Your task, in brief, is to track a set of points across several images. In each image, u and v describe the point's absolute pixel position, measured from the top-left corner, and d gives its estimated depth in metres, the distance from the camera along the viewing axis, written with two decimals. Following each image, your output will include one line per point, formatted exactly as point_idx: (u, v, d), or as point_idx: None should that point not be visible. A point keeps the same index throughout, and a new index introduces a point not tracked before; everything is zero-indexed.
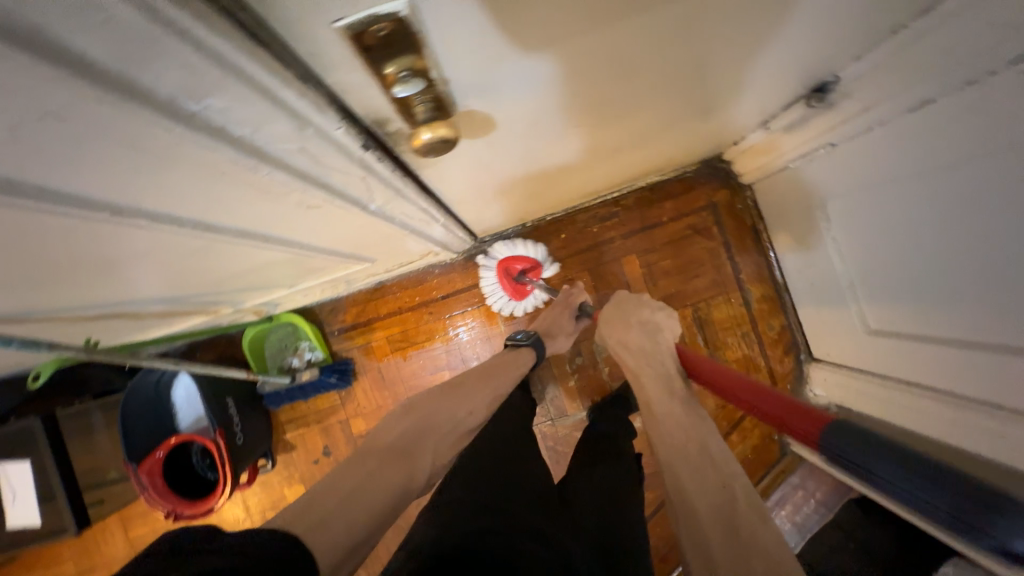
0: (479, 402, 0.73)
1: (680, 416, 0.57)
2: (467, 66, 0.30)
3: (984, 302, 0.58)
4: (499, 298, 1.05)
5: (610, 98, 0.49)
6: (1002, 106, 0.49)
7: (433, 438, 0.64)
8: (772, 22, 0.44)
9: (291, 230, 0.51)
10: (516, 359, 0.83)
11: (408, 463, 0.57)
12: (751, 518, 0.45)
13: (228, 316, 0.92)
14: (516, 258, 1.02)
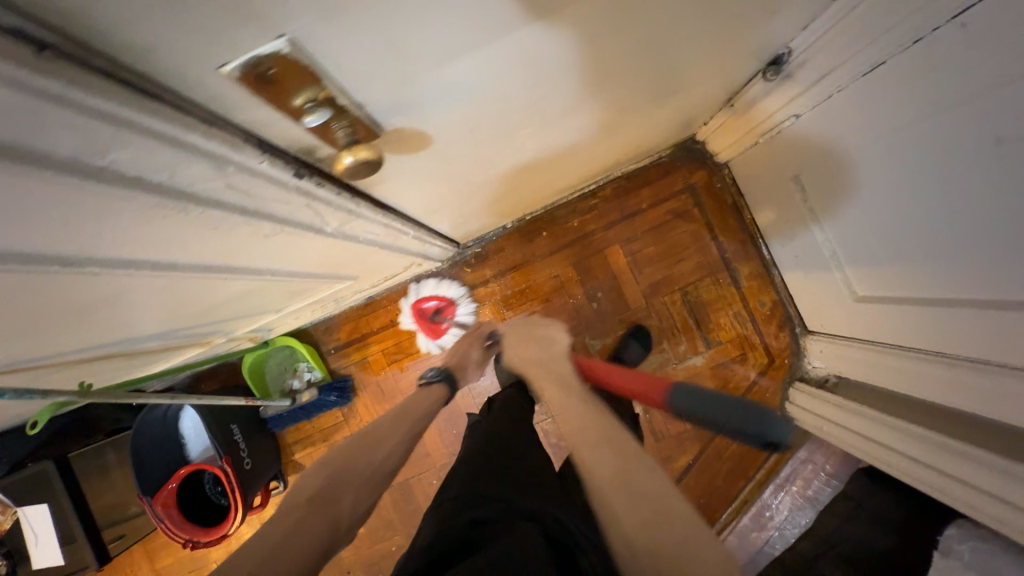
0: (398, 442, 0.67)
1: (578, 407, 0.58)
2: (380, 89, 0.31)
3: (964, 258, 0.57)
4: (419, 339, 1.10)
5: (549, 100, 0.50)
6: (951, 60, 0.49)
7: (354, 485, 0.60)
8: (696, 6, 0.44)
9: (256, 258, 0.52)
10: (422, 400, 0.75)
11: (330, 509, 0.56)
12: (635, 470, 0.50)
13: (224, 346, 0.94)
14: (426, 298, 1.08)
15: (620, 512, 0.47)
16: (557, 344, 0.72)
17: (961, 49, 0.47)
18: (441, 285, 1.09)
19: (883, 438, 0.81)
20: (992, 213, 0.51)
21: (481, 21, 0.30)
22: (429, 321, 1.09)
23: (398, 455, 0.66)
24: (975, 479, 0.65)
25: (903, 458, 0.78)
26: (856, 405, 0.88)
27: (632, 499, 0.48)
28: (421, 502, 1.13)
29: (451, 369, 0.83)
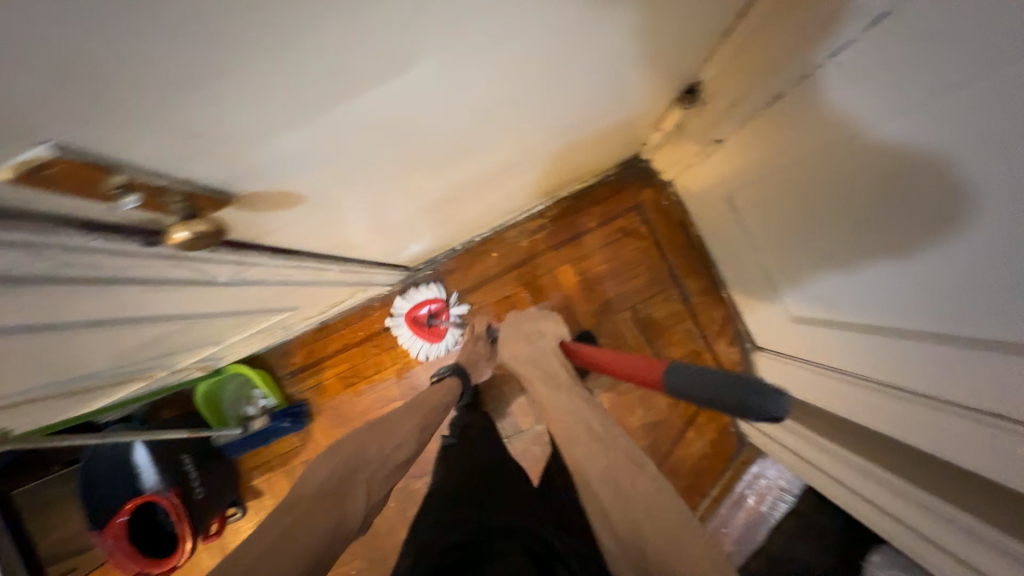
0: (408, 433, 0.71)
1: (565, 404, 0.61)
2: (209, 160, 0.32)
3: (871, 290, 0.57)
4: (419, 346, 1.09)
5: (440, 145, 0.51)
6: (833, 97, 0.51)
7: (368, 469, 0.62)
8: (570, 54, 0.46)
9: (159, 308, 0.52)
10: (435, 395, 0.82)
11: (346, 491, 0.56)
12: (628, 468, 0.50)
13: (170, 377, 0.95)
14: (419, 305, 1.09)
15: (609, 509, 0.48)
16: (544, 338, 0.76)
17: (854, 78, 0.47)
18: (432, 288, 1.09)
19: (813, 458, 0.81)
20: (889, 252, 0.51)
21: (306, 96, 0.31)
22: (427, 327, 1.09)
23: (407, 449, 0.70)
24: (900, 510, 0.64)
25: (836, 484, 0.78)
26: (780, 424, 0.88)
27: (622, 496, 0.48)
28: (380, 526, 1.13)
29: (461, 366, 0.92)
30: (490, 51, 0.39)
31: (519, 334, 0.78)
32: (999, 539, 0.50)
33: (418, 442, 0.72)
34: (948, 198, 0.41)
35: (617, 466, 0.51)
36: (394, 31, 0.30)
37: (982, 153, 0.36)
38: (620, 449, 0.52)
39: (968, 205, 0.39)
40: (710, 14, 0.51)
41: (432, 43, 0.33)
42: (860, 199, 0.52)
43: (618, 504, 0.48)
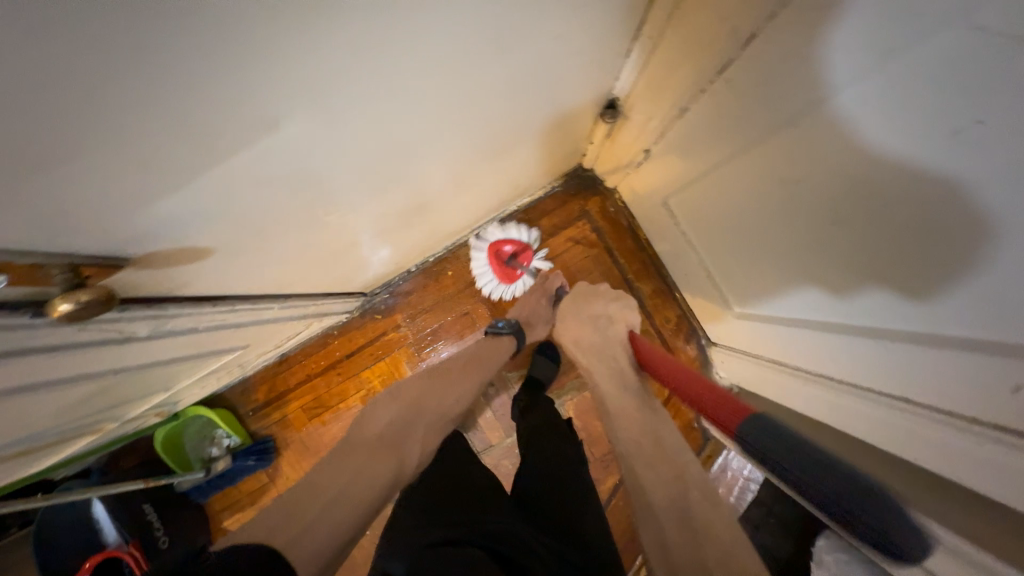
0: (466, 391, 0.76)
1: (633, 414, 0.62)
2: (86, 225, 0.32)
3: (802, 276, 0.61)
4: (488, 281, 1.07)
5: (365, 184, 0.54)
6: (727, 110, 0.56)
7: (423, 423, 0.67)
8: (481, 91, 0.50)
9: (79, 368, 0.50)
10: (494, 349, 0.84)
11: (397, 452, 0.61)
12: (703, 508, 0.47)
13: (123, 428, 0.92)
14: (505, 242, 1.05)
15: (675, 542, 0.44)
16: (613, 325, 0.76)
17: (756, 77, 0.49)
18: (518, 228, 1.06)
19: None
20: (833, 247, 0.52)
21: (177, 152, 0.32)
22: (505, 266, 1.06)
23: (464, 404, 0.75)
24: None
25: None
26: None
27: (691, 532, 0.45)
28: (357, 558, 1.11)
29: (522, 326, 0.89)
30: (395, 100, 0.43)
31: (576, 319, 0.79)
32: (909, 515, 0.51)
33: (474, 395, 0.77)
34: (851, 183, 0.45)
35: (686, 499, 0.48)
36: (257, 82, 0.31)
37: (880, 144, 0.40)
38: (693, 481, 0.51)
39: (901, 200, 0.40)
40: (608, 36, 0.55)
41: (304, 92, 0.35)
42: (800, 194, 0.52)
43: (683, 533, 0.45)
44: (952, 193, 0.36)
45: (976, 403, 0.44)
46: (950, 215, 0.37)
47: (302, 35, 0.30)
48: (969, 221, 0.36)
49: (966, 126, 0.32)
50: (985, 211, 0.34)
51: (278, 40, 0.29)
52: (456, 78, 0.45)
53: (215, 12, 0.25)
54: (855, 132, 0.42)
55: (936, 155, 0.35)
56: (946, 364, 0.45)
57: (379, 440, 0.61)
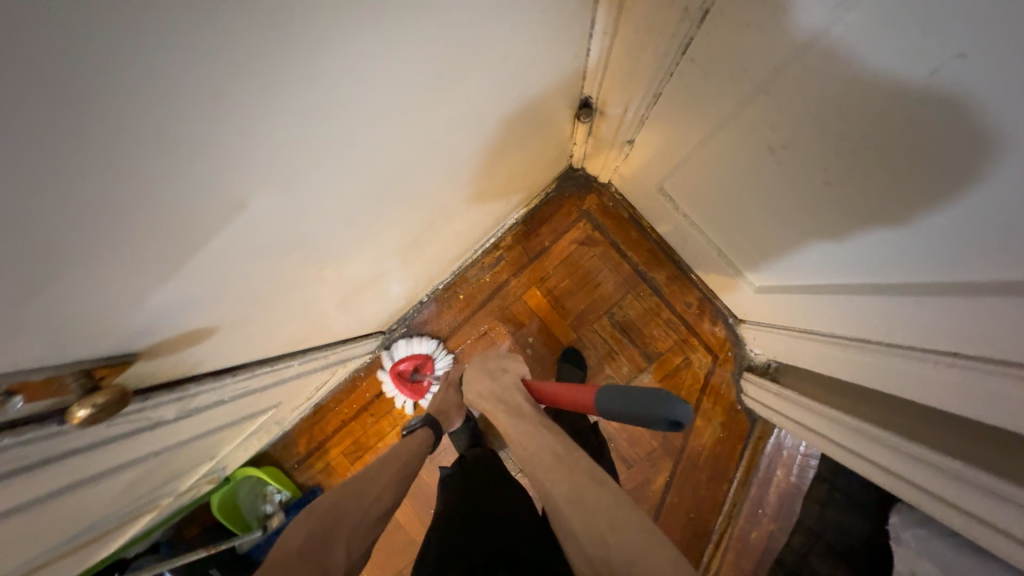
0: (388, 479, 0.72)
1: (521, 437, 0.65)
2: (92, 332, 0.34)
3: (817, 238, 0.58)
4: (406, 402, 1.09)
5: (352, 235, 0.55)
6: (698, 86, 0.55)
7: (347, 526, 0.63)
8: (442, 123, 0.51)
9: (121, 457, 0.52)
10: (409, 445, 0.81)
11: (323, 555, 0.57)
12: (590, 486, 0.56)
13: (180, 500, 0.96)
14: (401, 361, 1.07)
15: (578, 530, 0.52)
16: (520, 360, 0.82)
17: (720, 51, 0.48)
18: (411, 344, 1.08)
19: (810, 424, 0.79)
20: (845, 208, 0.48)
21: (155, 250, 0.33)
22: (412, 382, 1.08)
23: (389, 498, 0.71)
24: (880, 459, 0.63)
25: (831, 446, 0.74)
26: (792, 394, 0.85)
27: (584, 512, 0.53)
28: None
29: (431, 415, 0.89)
30: (358, 152, 0.44)
31: (480, 371, 0.80)
32: (983, 480, 0.47)
33: (399, 487, 0.74)
34: (845, 138, 0.42)
35: (578, 485, 0.56)
36: (216, 170, 0.32)
37: (866, 94, 0.37)
38: (581, 469, 0.57)
39: (905, 147, 0.37)
40: (562, 40, 0.55)
41: (261, 168, 0.35)
42: (797, 158, 0.49)
43: (583, 520, 0.53)
44: (958, 131, 0.32)
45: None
46: (958, 157, 0.34)
47: (248, 117, 0.31)
48: (983, 159, 0.32)
49: (961, 65, 0.29)
50: (999, 146, 0.31)
51: (225, 130, 0.30)
52: (414, 117, 0.46)
53: (161, 120, 0.26)
54: (838, 87, 0.39)
55: (930, 96, 0.32)
56: (985, 312, 0.42)
57: (313, 531, 0.60)
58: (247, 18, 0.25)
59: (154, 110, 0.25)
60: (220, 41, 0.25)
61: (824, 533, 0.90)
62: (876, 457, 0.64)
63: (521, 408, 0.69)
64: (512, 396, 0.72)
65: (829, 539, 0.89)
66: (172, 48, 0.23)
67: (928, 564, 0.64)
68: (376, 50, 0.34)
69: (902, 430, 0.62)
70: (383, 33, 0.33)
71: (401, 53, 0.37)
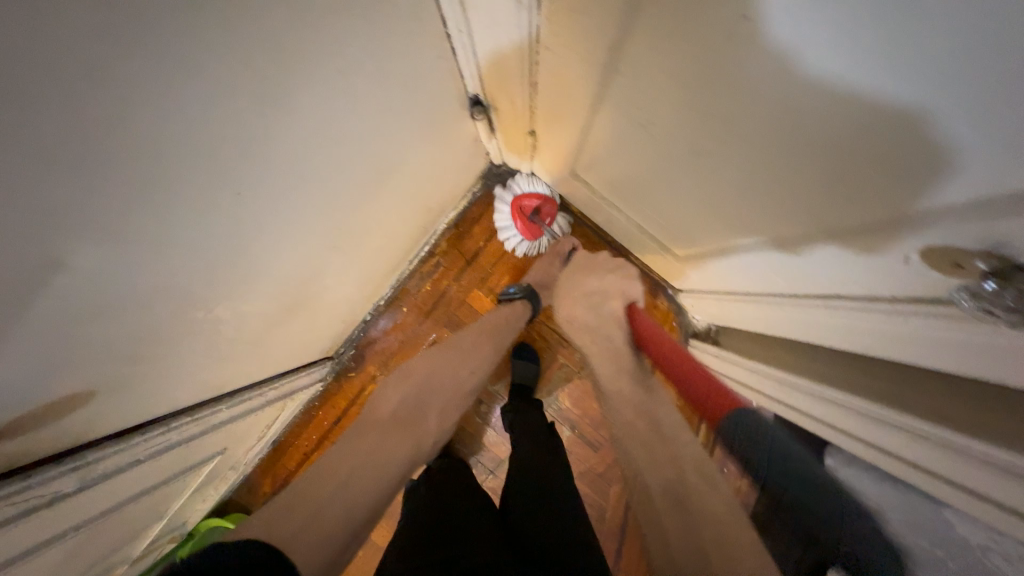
0: (479, 360, 0.83)
1: (630, 395, 0.64)
2: None
3: (718, 204, 0.60)
4: (511, 237, 1.06)
5: (247, 269, 0.54)
6: (566, 68, 0.56)
7: (437, 402, 0.74)
8: (317, 151, 0.51)
9: (29, 541, 0.49)
10: (509, 311, 0.93)
11: (412, 429, 0.67)
12: (702, 494, 0.48)
13: (141, 563, 0.92)
14: (531, 197, 1.01)
15: (670, 526, 0.46)
16: (608, 302, 0.79)
17: (566, 35, 0.50)
18: (546, 185, 1.01)
19: (744, 379, 0.81)
20: (743, 173, 0.50)
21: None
22: (528, 220, 1.03)
23: (479, 374, 0.83)
24: (802, 408, 0.63)
25: (763, 398, 0.77)
26: (730, 357, 0.87)
27: (687, 518, 0.46)
28: None
29: (534, 290, 0.96)
30: (226, 190, 0.43)
31: (570, 298, 0.83)
32: (874, 410, 0.50)
33: (492, 361, 0.85)
34: (731, 98, 0.41)
35: (682, 478, 0.49)
36: (45, 241, 0.30)
37: (739, 55, 0.36)
38: (690, 463, 0.51)
39: (848, 148, 0.36)
40: (422, 48, 0.56)
41: (101, 233, 0.34)
42: (693, 131, 0.50)
43: (682, 527, 0.45)
44: (895, 129, 0.31)
45: (888, 281, 0.43)
46: (835, 110, 0.34)
47: (66, 191, 0.29)
48: (918, 160, 0.32)
49: (891, 60, 0.27)
50: (925, 141, 0.30)
51: (43, 206, 0.29)
52: (278, 150, 0.46)
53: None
54: (741, 71, 0.38)
55: (885, 107, 0.30)
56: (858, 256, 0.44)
57: (402, 405, 0.70)
58: (29, 103, 0.25)
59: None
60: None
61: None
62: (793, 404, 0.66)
63: (619, 352, 0.72)
64: (614, 329, 0.75)
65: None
66: None
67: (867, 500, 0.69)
68: (201, 94, 0.34)
69: (814, 371, 0.64)
70: (201, 78, 0.33)
71: (232, 97, 0.36)
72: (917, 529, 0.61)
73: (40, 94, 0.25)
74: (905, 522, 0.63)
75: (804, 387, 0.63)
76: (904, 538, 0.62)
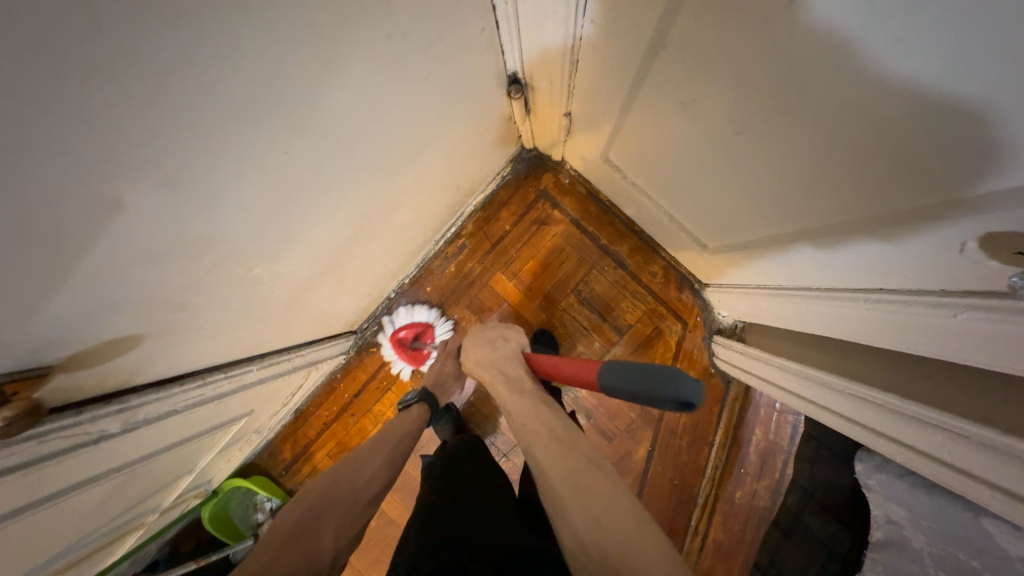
0: (379, 463, 0.70)
1: (528, 411, 0.60)
2: (11, 345, 0.34)
3: (756, 193, 0.58)
4: (403, 367, 1.11)
5: (285, 231, 0.56)
6: (610, 44, 0.56)
7: (335, 514, 0.61)
8: (362, 117, 0.52)
9: (75, 475, 0.52)
10: (402, 421, 0.78)
11: (310, 543, 0.56)
12: (589, 470, 0.50)
13: (171, 514, 0.96)
14: (401, 328, 1.08)
15: (572, 508, 0.46)
16: (508, 344, 0.73)
17: (613, 8, 0.50)
18: (417, 311, 1.09)
19: (771, 376, 0.79)
20: (784, 162, 0.49)
21: (62, 264, 0.33)
22: (410, 350, 1.09)
23: (379, 480, 0.69)
24: (836, 406, 0.61)
25: (789, 395, 0.75)
26: (755, 353, 0.85)
27: (582, 498, 0.47)
28: None
29: (427, 389, 0.85)
30: (275, 149, 0.44)
31: (473, 339, 0.75)
32: (908, 408, 0.49)
33: (392, 472, 0.71)
34: (781, 81, 0.40)
35: (576, 467, 0.50)
36: (108, 175, 0.32)
37: (793, 34, 0.35)
38: (580, 450, 0.52)
39: (910, 152, 0.35)
40: (470, 22, 0.56)
41: (163, 176, 0.36)
42: (735, 114, 0.49)
43: (581, 504, 0.46)
44: (952, 117, 0.30)
45: (936, 274, 0.42)
46: (887, 99, 0.33)
47: (133, 128, 0.31)
48: (973, 150, 0.31)
49: (949, 43, 0.27)
50: (980, 130, 0.29)
51: (118, 141, 0.31)
52: (328, 115, 0.47)
53: (31, 142, 0.26)
54: (795, 57, 0.37)
55: (938, 95, 0.29)
56: (909, 246, 0.42)
57: (303, 513, 0.59)
58: (119, 43, 0.26)
59: (16, 135, 0.25)
60: (85, 60, 0.25)
61: (816, 490, 0.91)
62: (824, 402, 0.64)
63: (518, 381, 0.65)
64: (512, 366, 0.68)
65: (820, 496, 0.91)
66: (31, 64, 0.23)
67: (899, 507, 0.68)
68: (265, 48, 0.35)
69: (846, 369, 0.62)
70: (264, 34, 0.34)
71: (288, 52, 0.37)
72: (951, 539, 0.62)
73: (129, 37, 0.26)
74: (935, 531, 0.64)
75: (835, 384, 0.61)
76: (938, 548, 0.63)
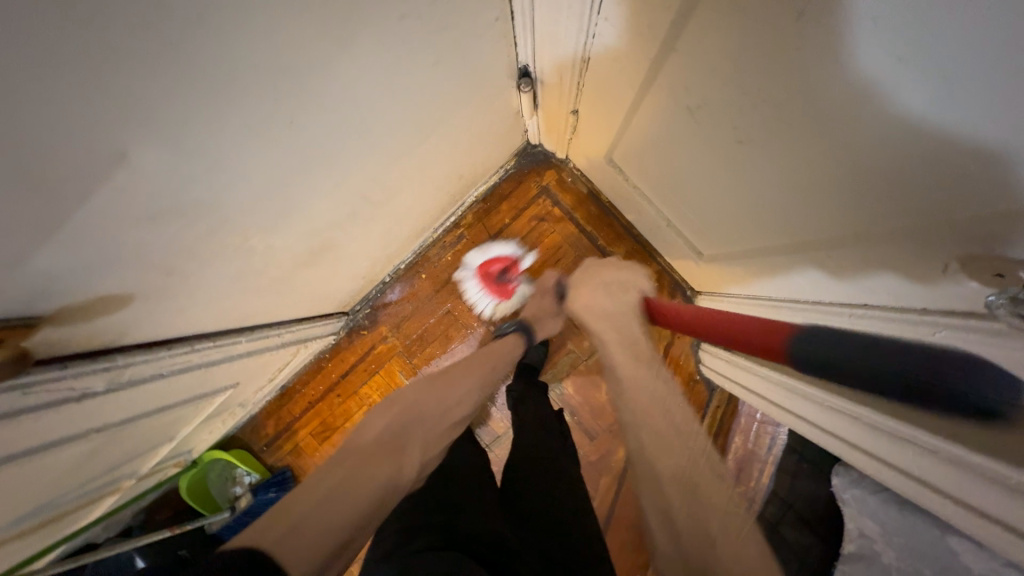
0: (468, 386, 0.71)
1: (643, 379, 0.60)
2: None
3: (753, 203, 0.60)
4: (487, 303, 1.11)
5: (284, 203, 0.56)
6: (621, 45, 0.56)
7: (424, 423, 0.60)
8: (369, 97, 0.52)
9: (54, 431, 0.52)
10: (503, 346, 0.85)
11: (397, 453, 0.52)
12: (710, 484, 0.49)
13: (148, 481, 0.96)
14: (494, 259, 1.10)
15: (681, 514, 0.45)
16: (627, 291, 0.73)
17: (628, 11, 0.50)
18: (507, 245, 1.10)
19: (754, 386, 0.81)
20: (783, 174, 0.50)
21: (57, 216, 0.33)
22: (496, 283, 1.11)
23: (466, 403, 0.70)
24: (815, 419, 0.63)
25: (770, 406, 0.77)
26: (738, 362, 0.86)
27: (699, 506, 0.46)
28: None
29: (526, 323, 0.90)
30: (280, 120, 0.44)
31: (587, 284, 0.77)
32: (881, 422, 0.50)
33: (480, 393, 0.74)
34: (786, 95, 0.41)
35: (692, 469, 0.49)
36: (104, 132, 0.31)
37: (800, 49, 0.36)
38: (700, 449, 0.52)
39: (905, 175, 0.36)
40: (483, 12, 0.56)
41: (166, 135, 0.36)
42: (739, 124, 0.50)
43: (693, 513, 0.45)
44: (945, 142, 0.31)
45: (921, 294, 0.43)
46: (885, 120, 0.34)
47: (139, 86, 0.31)
48: (961, 177, 0.32)
49: (946, 71, 0.27)
50: (971, 158, 0.30)
51: (123, 99, 0.31)
52: (335, 90, 0.47)
53: (30, 91, 0.26)
54: (802, 71, 0.38)
55: (934, 120, 0.30)
56: (895, 266, 0.44)
57: (393, 420, 0.57)
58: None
59: (21, 83, 0.25)
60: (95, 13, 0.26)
61: (794, 503, 0.92)
62: (804, 413, 0.66)
63: (636, 336, 0.66)
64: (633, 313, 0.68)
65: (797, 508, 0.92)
66: (42, 13, 0.23)
67: (872, 522, 0.70)
68: (276, 18, 0.35)
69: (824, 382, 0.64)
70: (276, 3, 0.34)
71: (297, 22, 0.37)
72: (919, 556, 0.63)
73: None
74: (905, 548, 0.66)
75: (813, 395, 0.63)
76: (907, 564, 0.64)
